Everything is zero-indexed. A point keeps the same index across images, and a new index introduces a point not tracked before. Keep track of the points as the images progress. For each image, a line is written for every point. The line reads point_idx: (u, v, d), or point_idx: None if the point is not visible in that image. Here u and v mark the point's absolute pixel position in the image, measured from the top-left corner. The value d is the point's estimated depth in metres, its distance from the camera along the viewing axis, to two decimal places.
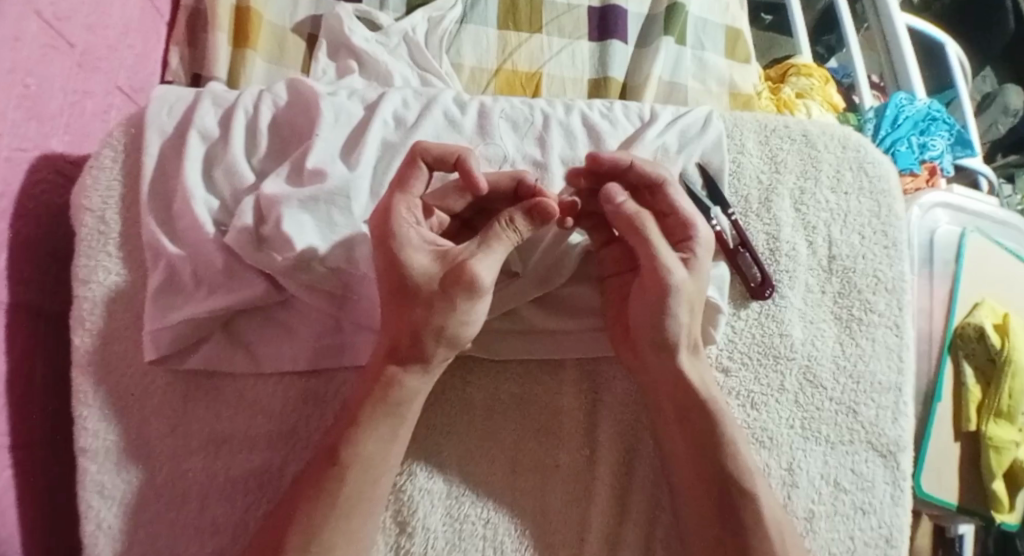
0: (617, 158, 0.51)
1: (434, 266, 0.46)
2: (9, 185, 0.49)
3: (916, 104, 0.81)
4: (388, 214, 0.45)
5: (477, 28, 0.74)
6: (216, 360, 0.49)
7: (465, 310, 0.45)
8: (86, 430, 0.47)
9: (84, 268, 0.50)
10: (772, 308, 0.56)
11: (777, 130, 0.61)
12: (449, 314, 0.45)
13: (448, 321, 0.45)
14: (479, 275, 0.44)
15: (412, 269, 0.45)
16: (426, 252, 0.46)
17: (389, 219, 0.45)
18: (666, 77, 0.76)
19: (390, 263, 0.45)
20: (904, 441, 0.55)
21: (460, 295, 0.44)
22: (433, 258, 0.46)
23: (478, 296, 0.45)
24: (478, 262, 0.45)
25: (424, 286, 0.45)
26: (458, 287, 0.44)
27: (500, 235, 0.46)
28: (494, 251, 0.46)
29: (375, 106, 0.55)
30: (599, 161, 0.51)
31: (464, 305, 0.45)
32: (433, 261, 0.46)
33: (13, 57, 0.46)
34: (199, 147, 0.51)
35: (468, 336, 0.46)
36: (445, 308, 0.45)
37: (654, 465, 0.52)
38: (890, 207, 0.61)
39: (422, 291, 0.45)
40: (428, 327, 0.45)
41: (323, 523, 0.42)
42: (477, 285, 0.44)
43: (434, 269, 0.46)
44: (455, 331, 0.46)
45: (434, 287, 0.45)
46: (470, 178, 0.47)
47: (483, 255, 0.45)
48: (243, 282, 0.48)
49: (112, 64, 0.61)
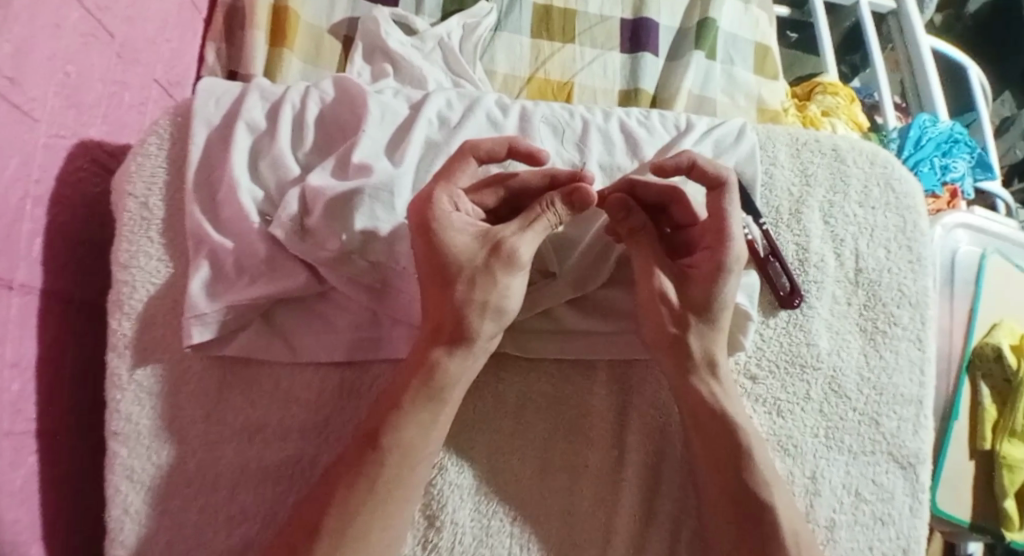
0: (680, 159, 0.51)
1: (476, 245, 0.47)
2: (46, 171, 0.49)
3: (939, 125, 0.83)
4: (425, 203, 0.47)
5: (511, 35, 0.76)
6: (253, 348, 0.49)
7: (506, 284, 0.47)
8: (118, 413, 0.47)
9: (126, 253, 0.50)
10: (799, 317, 0.57)
11: (808, 144, 0.63)
12: (491, 289, 0.47)
13: (489, 295, 0.47)
14: (517, 251, 0.47)
15: (454, 247, 0.47)
16: (468, 232, 0.48)
17: (428, 208, 0.46)
18: (696, 91, 0.78)
19: (430, 245, 0.46)
20: (924, 454, 0.56)
21: (501, 269, 0.47)
22: (474, 238, 0.48)
23: (518, 271, 0.47)
24: (517, 240, 0.48)
25: (466, 264, 0.47)
26: (498, 261, 0.47)
27: (539, 215, 0.48)
28: (532, 230, 0.48)
29: (420, 105, 0.57)
30: (663, 166, 0.52)
31: (505, 278, 0.47)
32: (473, 240, 0.48)
33: (53, 45, 0.47)
34: (246, 140, 0.52)
35: (509, 310, 0.48)
36: (487, 282, 0.47)
37: (681, 469, 0.53)
38: (916, 223, 0.62)
39: (465, 269, 0.47)
40: (472, 304, 0.46)
41: (356, 507, 0.42)
42: (516, 259, 0.47)
43: (476, 248, 0.47)
44: (499, 305, 0.47)
45: (477, 263, 0.47)
46: (530, 153, 0.50)
47: (521, 234, 0.48)
48: (285, 272, 0.49)
49: (149, 57, 0.62)
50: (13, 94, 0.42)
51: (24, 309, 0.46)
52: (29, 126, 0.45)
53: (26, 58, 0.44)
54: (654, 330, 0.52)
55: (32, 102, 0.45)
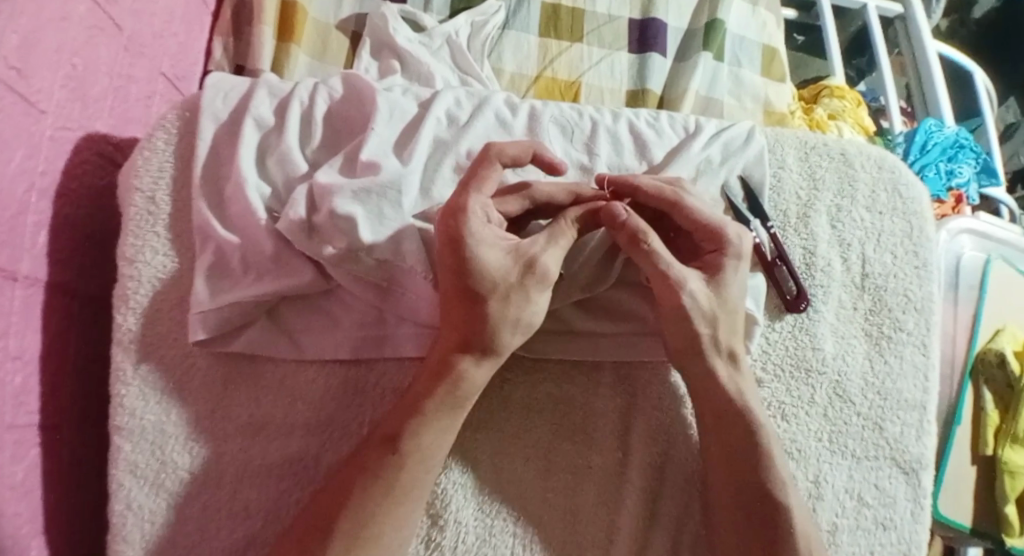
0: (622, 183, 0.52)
1: (508, 261, 0.47)
2: (53, 163, 0.48)
3: (944, 130, 0.84)
4: (459, 216, 0.46)
5: (519, 34, 0.76)
6: (261, 344, 0.49)
7: (536, 300, 0.47)
8: (122, 409, 0.47)
9: (132, 248, 0.50)
10: (805, 321, 0.57)
11: (816, 147, 0.63)
12: (523, 305, 0.47)
13: (522, 312, 0.47)
14: (549, 268, 0.47)
15: (488, 264, 0.46)
16: (500, 247, 0.47)
17: (464, 218, 0.45)
18: (703, 93, 0.78)
19: (463, 260, 0.45)
20: (926, 459, 0.56)
21: (533, 286, 0.47)
22: (506, 253, 0.47)
23: (547, 287, 0.48)
24: (547, 256, 0.48)
25: (500, 281, 0.46)
26: (531, 278, 0.47)
27: (561, 229, 0.49)
28: (558, 245, 0.49)
29: (429, 104, 0.57)
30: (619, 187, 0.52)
31: (536, 294, 0.47)
32: (506, 256, 0.47)
33: (60, 37, 0.47)
34: (253, 136, 0.52)
35: (536, 325, 0.48)
36: (520, 298, 0.47)
37: (686, 472, 0.53)
38: (922, 228, 0.62)
39: (500, 286, 0.46)
40: (503, 320, 0.46)
41: (358, 504, 0.42)
42: (548, 276, 0.47)
43: (509, 264, 0.47)
44: (528, 321, 0.47)
45: (510, 280, 0.46)
46: (552, 164, 0.51)
47: (549, 248, 0.48)
48: (290, 270, 0.49)
49: (156, 51, 0.62)
50: (18, 86, 0.42)
51: (28, 301, 0.46)
52: (35, 118, 0.45)
53: (33, 50, 0.44)
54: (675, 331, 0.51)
55: (38, 94, 0.45)
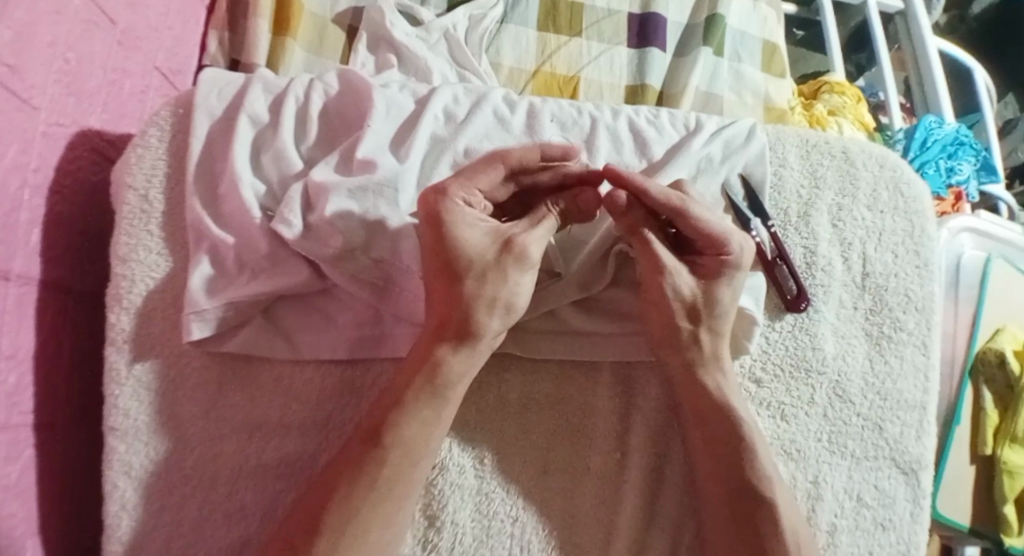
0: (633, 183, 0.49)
1: (486, 240, 0.47)
2: (46, 159, 0.48)
3: (945, 127, 0.83)
4: (438, 197, 0.46)
5: (517, 27, 0.75)
6: (254, 344, 0.49)
7: (515, 281, 0.47)
8: (116, 409, 0.46)
9: (126, 246, 0.50)
10: (806, 321, 0.56)
11: (818, 146, 0.62)
12: (501, 285, 0.47)
13: (500, 291, 0.47)
14: (528, 249, 0.47)
15: (467, 243, 0.46)
16: (479, 228, 0.47)
17: (440, 200, 0.46)
18: (703, 88, 0.77)
19: (443, 241, 0.46)
20: (926, 459, 0.55)
21: (512, 266, 0.47)
22: (486, 234, 0.47)
23: (528, 268, 0.47)
24: (529, 237, 0.48)
25: (477, 259, 0.46)
26: (509, 257, 0.47)
27: (545, 215, 0.49)
28: (540, 228, 0.49)
29: (426, 100, 0.56)
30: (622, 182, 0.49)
31: (515, 275, 0.47)
32: (485, 236, 0.47)
33: (54, 31, 0.46)
34: (248, 132, 0.52)
35: (518, 307, 0.48)
36: (497, 277, 0.46)
37: (684, 473, 0.53)
38: (924, 227, 0.61)
39: (475, 265, 0.46)
40: (480, 298, 0.46)
41: (354, 505, 0.42)
42: (527, 257, 0.47)
43: (487, 243, 0.47)
44: (509, 302, 0.47)
45: (487, 259, 0.46)
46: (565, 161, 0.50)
47: (530, 231, 0.48)
48: (287, 269, 0.48)
49: (151, 44, 0.61)
50: (13, 82, 0.42)
51: (23, 299, 0.45)
52: (29, 114, 0.44)
53: (27, 44, 0.43)
54: (659, 324, 0.52)
55: (32, 89, 0.44)
